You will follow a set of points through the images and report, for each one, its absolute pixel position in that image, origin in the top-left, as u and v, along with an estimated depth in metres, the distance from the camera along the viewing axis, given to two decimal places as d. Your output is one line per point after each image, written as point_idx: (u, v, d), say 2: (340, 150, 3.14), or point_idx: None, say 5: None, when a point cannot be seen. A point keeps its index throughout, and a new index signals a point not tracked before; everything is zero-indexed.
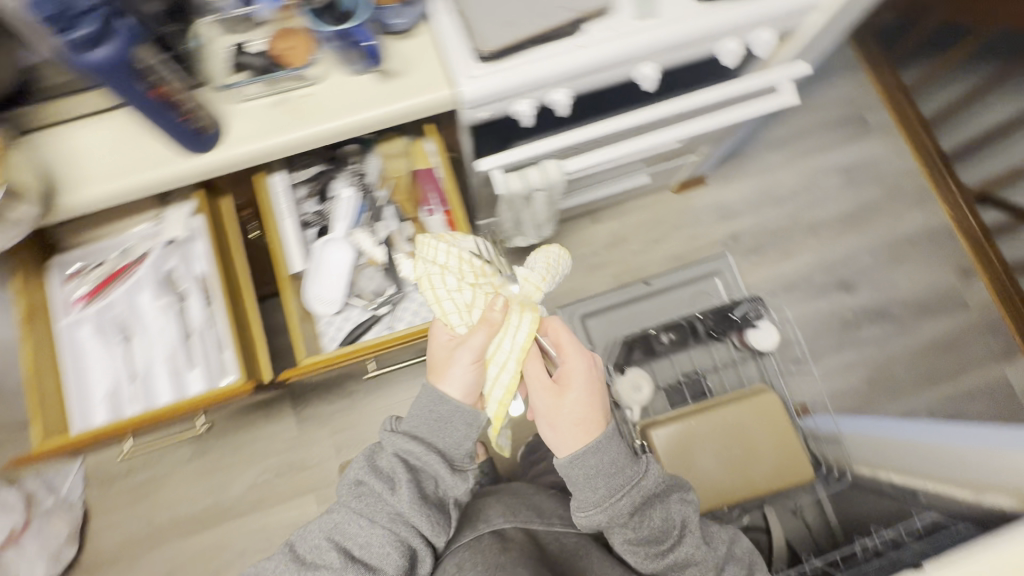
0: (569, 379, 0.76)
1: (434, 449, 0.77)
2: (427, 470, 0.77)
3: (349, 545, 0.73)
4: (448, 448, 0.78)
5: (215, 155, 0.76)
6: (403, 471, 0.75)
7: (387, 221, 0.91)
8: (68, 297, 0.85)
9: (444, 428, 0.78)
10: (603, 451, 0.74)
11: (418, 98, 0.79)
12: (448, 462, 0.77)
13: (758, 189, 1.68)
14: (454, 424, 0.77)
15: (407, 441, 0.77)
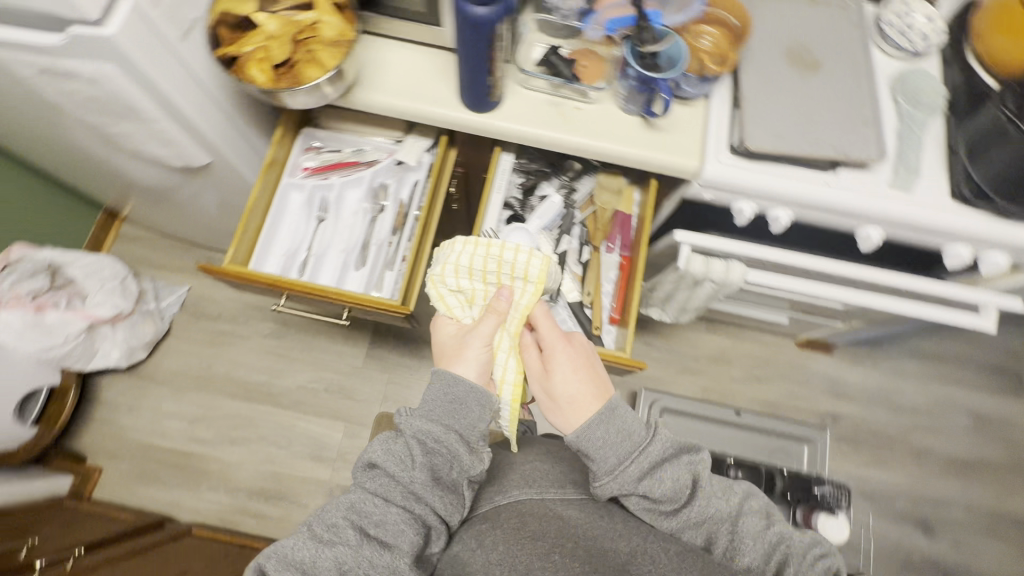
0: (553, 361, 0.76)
1: (449, 426, 0.69)
2: (449, 443, 0.68)
3: (366, 524, 0.63)
4: (465, 428, 0.70)
5: (484, 118, 0.85)
6: (421, 452, 0.67)
7: (571, 238, 0.96)
8: (301, 164, 0.97)
9: (460, 405, 0.70)
10: (606, 421, 0.70)
11: (668, 155, 0.85)
12: (465, 444, 0.69)
13: (881, 385, 1.60)
14: (467, 403, 0.70)
15: (427, 421, 0.69)
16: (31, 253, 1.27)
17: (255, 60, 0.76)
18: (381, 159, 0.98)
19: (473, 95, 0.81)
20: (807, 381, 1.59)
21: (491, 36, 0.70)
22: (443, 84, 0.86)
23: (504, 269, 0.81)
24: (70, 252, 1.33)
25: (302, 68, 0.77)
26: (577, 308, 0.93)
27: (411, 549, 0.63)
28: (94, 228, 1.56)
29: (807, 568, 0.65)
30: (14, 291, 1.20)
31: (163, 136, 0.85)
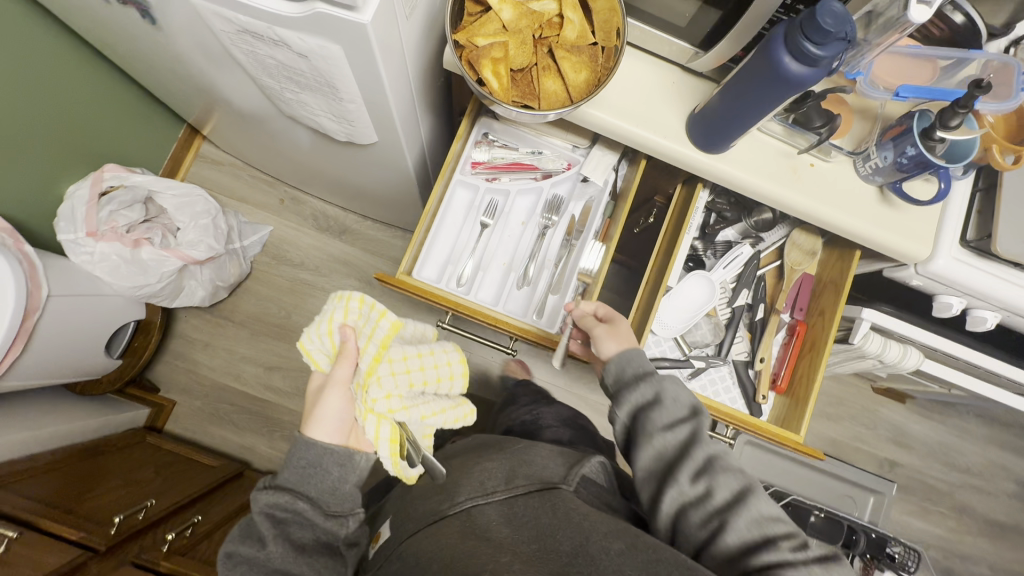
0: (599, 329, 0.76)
1: (307, 498, 0.63)
2: (304, 515, 0.63)
3: None
4: (322, 496, 0.64)
5: (711, 159, 0.75)
6: (278, 528, 0.62)
7: (748, 292, 0.89)
8: (473, 159, 0.86)
9: (314, 475, 0.63)
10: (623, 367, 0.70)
11: (899, 238, 0.77)
12: (317, 511, 0.63)
13: (940, 440, 1.63)
14: (324, 466, 0.63)
15: (278, 493, 0.62)
16: (123, 176, 1.16)
17: (489, 58, 0.64)
18: (559, 169, 0.88)
19: (716, 137, 0.71)
20: (874, 427, 1.60)
21: (791, 95, 0.59)
22: (668, 109, 0.76)
23: (366, 332, 0.66)
24: (162, 179, 1.20)
25: (539, 78, 0.66)
26: (743, 368, 0.89)
27: None
28: (177, 146, 1.43)
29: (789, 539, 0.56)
30: (112, 222, 1.12)
31: (347, 114, 0.73)
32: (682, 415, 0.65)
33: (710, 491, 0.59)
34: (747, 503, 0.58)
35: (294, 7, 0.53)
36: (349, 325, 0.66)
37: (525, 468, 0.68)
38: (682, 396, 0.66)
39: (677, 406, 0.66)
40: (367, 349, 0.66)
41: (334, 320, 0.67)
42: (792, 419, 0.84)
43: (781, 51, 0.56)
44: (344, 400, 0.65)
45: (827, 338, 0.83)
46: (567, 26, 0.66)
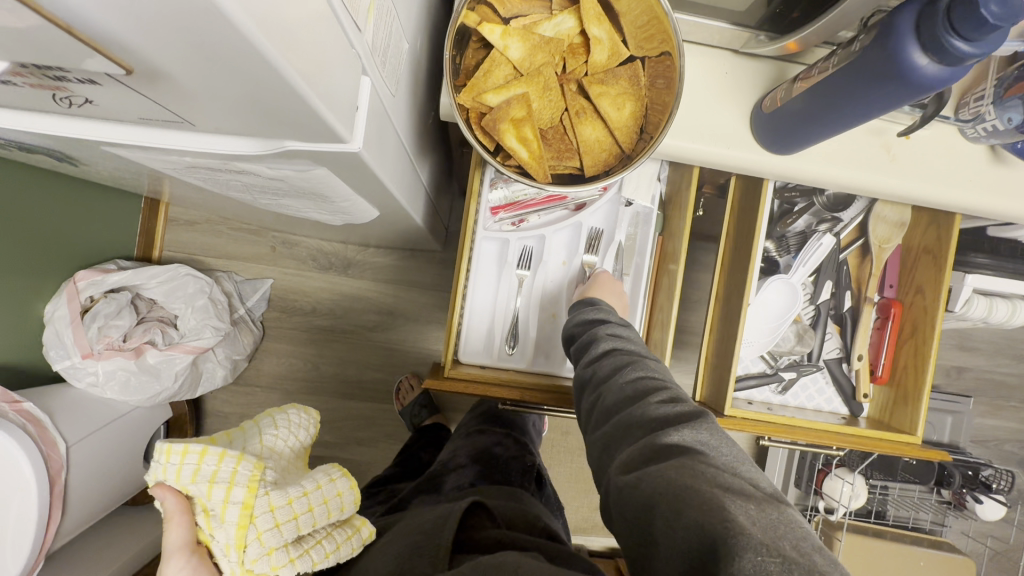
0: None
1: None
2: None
3: None
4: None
5: (787, 160, 0.61)
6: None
7: (831, 283, 0.78)
8: (491, 205, 0.73)
9: None
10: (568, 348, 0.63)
11: (1021, 203, 0.64)
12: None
13: (1008, 336, 1.55)
14: None
15: None
16: (98, 281, 1.03)
17: (509, 120, 0.49)
18: (594, 198, 0.72)
19: (788, 143, 0.57)
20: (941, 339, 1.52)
21: (913, 100, 0.45)
22: (725, 108, 0.61)
23: (218, 481, 0.48)
24: (140, 270, 1.08)
25: (574, 127, 0.51)
26: (836, 367, 0.80)
27: None
28: (143, 217, 1.26)
29: (719, 440, 0.44)
30: (105, 338, 1.01)
31: (342, 209, 0.59)
32: (597, 325, 0.62)
33: (603, 372, 0.55)
34: (633, 369, 0.54)
35: (258, 145, 0.38)
36: (190, 483, 0.48)
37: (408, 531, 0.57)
38: (597, 312, 0.64)
39: (594, 317, 0.63)
40: (224, 501, 0.48)
41: (170, 478, 0.49)
42: (904, 414, 0.76)
43: (914, 48, 0.41)
44: (200, 567, 0.50)
45: (932, 325, 0.73)
46: (594, 47, 0.50)
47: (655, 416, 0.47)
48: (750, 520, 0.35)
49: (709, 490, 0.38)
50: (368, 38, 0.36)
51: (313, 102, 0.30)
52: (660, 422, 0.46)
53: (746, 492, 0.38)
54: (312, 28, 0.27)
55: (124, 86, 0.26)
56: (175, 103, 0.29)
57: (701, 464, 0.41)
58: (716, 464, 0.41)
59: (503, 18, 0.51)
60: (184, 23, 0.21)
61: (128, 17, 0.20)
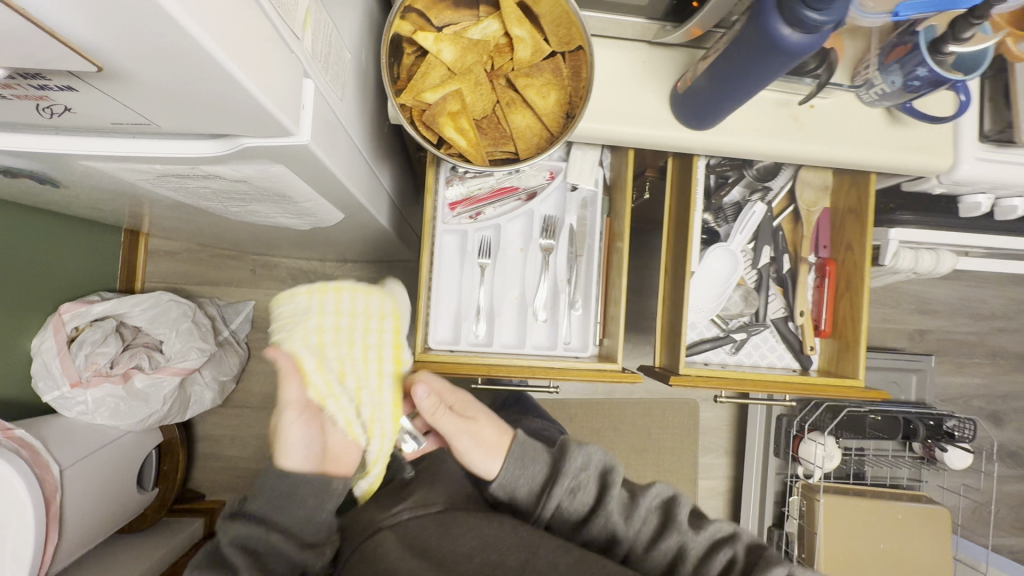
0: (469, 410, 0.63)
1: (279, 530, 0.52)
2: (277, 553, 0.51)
3: None
4: (302, 525, 0.53)
5: (706, 134, 0.68)
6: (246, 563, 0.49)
7: (769, 247, 0.85)
8: (449, 201, 0.78)
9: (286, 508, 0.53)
10: (521, 459, 0.59)
11: (918, 157, 0.71)
12: (294, 544, 0.52)
13: (963, 296, 1.62)
14: (299, 498, 0.53)
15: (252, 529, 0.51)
16: (83, 311, 1.06)
17: (446, 114, 0.55)
18: (544, 183, 0.80)
19: (701, 117, 0.64)
20: (900, 304, 1.59)
21: (791, 66, 0.52)
22: (646, 93, 0.68)
23: (349, 319, 0.60)
24: (123, 299, 1.11)
25: (506, 117, 0.58)
26: (783, 325, 0.86)
27: None
28: (124, 250, 1.30)
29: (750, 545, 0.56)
30: (93, 365, 1.05)
31: (307, 210, 0.65)
32: (539, 470, 0.59)
33: (571, 513, 0.58)
34: (603, 499, 0.57)
35: (218, 144, 0.44)
36: (321, 345, 0.58)
37: (415, 529, 0.53)
38: (527, 455, 0.60)
39: (526, 473, 0.59)
40: (360, 328, 0.61)
41: (307, 319, 0.58)
42: (847, 361, 0.82)
43: (778, 22, 0.48)
44: (310, 423, 0.55)
45: (861, 277, 0.80)
46: (518, 46, 0.57)
47: (646, 529, 0.57)
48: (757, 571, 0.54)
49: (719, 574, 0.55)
50: (307, 44, 0.42)
51: (258, 99, 0.35)
52: (651, 531, 0.57)
53: (732, 548, 0.56)
54: (250, 34, 0.33)
55: (95, 88, 0.31)
56: (139, 104, 0.34)
57: (701, 555, 0.56)
58: (714, 545, 0.56)
59: (436, 27, 0.58)
60: (144, 33, 0.27)
61: (96, 29, 0.26)
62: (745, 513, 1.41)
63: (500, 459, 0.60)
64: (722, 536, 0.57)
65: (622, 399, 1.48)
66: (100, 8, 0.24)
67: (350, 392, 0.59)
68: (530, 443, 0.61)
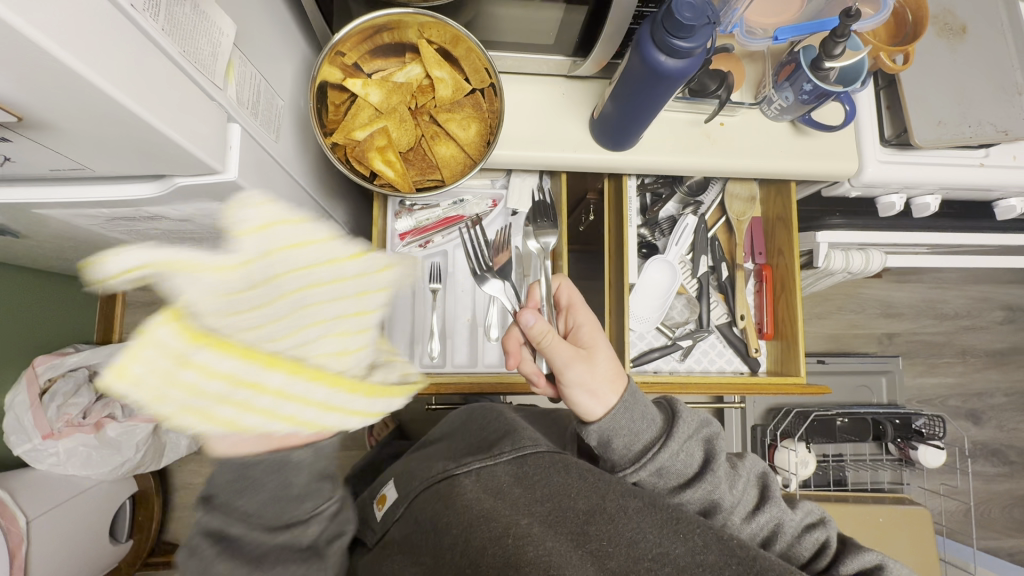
0: (591, 342, 0.63)
1: (242, 519, 0.43)
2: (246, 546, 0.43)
3: None
4: (264, 506, 0.44)
5: (628, 153, 0.74)
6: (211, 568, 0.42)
7: (707, 257, 0.89)
8: (398, 231, 0.83)
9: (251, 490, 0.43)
10: (631, 407, 0.58)
11: (825, 163, 0.77)
12: (259, 528, 0.43)
13: (926, 298, 1.66)
14: (257, 477, 0.43)
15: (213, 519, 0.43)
16: (56, 363, 1.09)
17: (375, 149, 0.61)
18: (486, 210, 0.86)
19: (618, 138, 0.70)
20: (866, 309, 1.63)
21: (679, 86, 0.58)
22: (568, 120, 0.74)
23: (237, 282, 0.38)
24: (97, 349, 1.15)
25: (432, 148, 0.64)
26: (727, 330, 0.89)
27: None
28: (102, 303, 1.34)
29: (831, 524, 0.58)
30: (65, 415, 1.05)
31: None
32: (646, 429, 0.58)
33: (674, 474, 0.57)
34: (711, 461, 0.57)
35: (153, 186, 0.48)
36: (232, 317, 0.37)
37: (487, 479, 0.56)
38: (637, 406, 0.59)
39: (633, 425, 0.58)
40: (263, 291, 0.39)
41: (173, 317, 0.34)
42: (789, 361, 0.85)
43: (655, 50, 0.54)
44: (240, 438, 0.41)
45: (793, 279, 0.84)
46: (440, 85, 0.63)
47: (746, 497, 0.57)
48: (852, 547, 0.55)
49: (810, 553, 0.55)
50: (231, 93, 0.48)
51: (176, 139, 0.40)
52: (751, 500, 0.57)
53: (824, 530, 0.56)
54: (167, 85, 0.38)
55: (25, 137, 0.36)
56: (69, 150, 0.39)
57: (794, 528, 0.56)
58: (809, 525, 0.57)
59: (367, 73, 0.64)
60: (60, 91, 0.31)
61: (13, 87, 0.30)
62: None
63: (607, 402, 0.59)
64: (812, 519, 0.58)
65: None
66: (12, 70, 0.29)
67: (272, 378, 0.36)
68: (639, 394, 0.60)
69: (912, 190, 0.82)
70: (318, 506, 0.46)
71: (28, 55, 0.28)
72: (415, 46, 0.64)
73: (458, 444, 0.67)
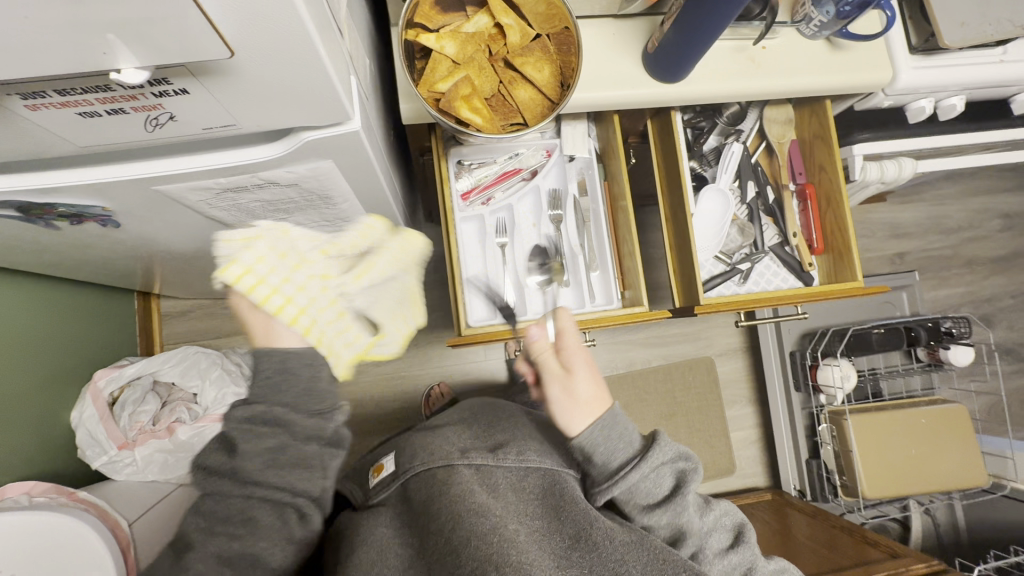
0: (571, 363, 0.57)
1: (281, 405, 0.51)
2: (285, 426, 0.51)
3: (236, 510, 0.49)
4: (299, 399, 0.52)
5: (680, 85, 0.77)
6: (278, 468, 0.51)
7: (753, 183, 0.93)
8: (461, 192, 0.85)
9: (291, 379, 0.52)
10: (608, 427, 0.58)
11: (863, 74, 0.81)
12: (296, 415, 0.52)
13: (929, 215, 1.74)
14: (294, 369, 0.52)
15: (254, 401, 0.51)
16: (117, 375, 1.10)
17: (460, 98, 0.63)
18: (542, 161, 0.88)
19: (674, 68, 0.73)
20: (876, 233, 1.70)
21: (742, 5, 0.62)
22: (619, 59, 0.76)
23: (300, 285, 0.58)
24: (153, 357, 1.15)
25: (511, 94, 0.66)
26: (780, 249, 0.94)
27: (268, 537, 0.50)
28: (139, 317, 1.33)
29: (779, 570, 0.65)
30: (137, 423, 1.06)
31: (342, 213, 0.71)
32: (621, 448, 0.59)
33: (644, 495, 0.59)
34: (680, 490, 0.59)
35: (280, 145, 0.50)
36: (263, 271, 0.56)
37: (487, 475, 0.62)
38: (616, 427, 0.59)
39: (609, 444, 0.58)
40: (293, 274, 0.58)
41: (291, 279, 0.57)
42: (843, 269, 0.90)
43: None
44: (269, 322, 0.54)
45: (838, 191, 0.89)
46: (509, 32, 0.65)
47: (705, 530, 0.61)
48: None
49: None
50: (348, 45, 0.49)
51: (334, 82, 0.41)
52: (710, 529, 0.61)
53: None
54: (327, 31, 0.40)
55: (203, 87, 0.37)
56: (234, 101, 0.40)
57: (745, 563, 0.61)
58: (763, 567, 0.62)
59: (435, 29, 0.66)
60: (275, 26, 0.33)
61: (232, 18, 0.32)
62: (782, 454, 1.46)
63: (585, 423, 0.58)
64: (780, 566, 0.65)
65: (643, 368, 1.53)
66: None
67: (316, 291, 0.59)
68: (620, 415, 0.59)
69: (941, 93, 0.86)
70: (334, 406, 0.54)
71: None
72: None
73: (463, 428, 0.72)
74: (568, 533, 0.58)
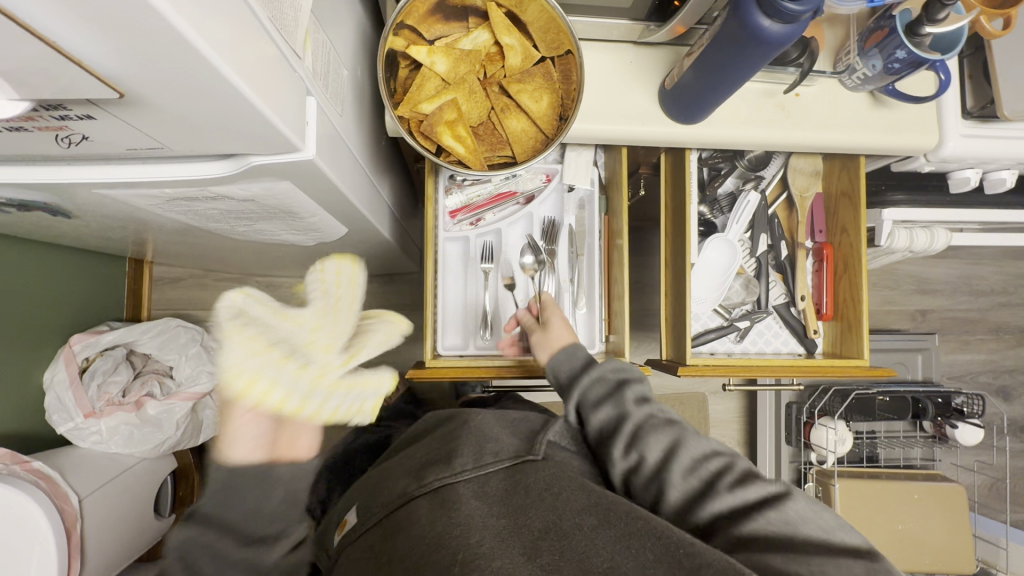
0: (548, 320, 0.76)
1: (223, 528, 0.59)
2: (223, 550, 0.57)
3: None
4: (246, 519, 0.60)
5: (697, 127, 0.70)
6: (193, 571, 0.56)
7: (766, 235, 0.86)
8: (449, 209, 0.80)
9: (244, 496, 0.61)
10: (568, 355, 0.69)
11: (906, 136, 0.73)
12: (236, 543, 0.58)
13: (961, 274, 1.63)
14: (241, 488, 0.61)
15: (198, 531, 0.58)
16: (93, 342, 1.08)
17: (444, 122, 0.57)
18: (540, 186, 0.82)
19: (689, 111, 0.66)
20: (900, 287, 1.60)
21: (774, 55, 0.54)
22: (634, 91, 0.70)
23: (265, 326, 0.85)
24: (132, 327, 1.13)
25: (502, 123, 0.61)
26: (785, 310, 0.87)
27: None
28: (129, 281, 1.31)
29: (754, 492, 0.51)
30: (105, 395, 1.06)
31: (312, 225, 0.66)
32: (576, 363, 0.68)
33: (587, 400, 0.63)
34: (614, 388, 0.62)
35: (223, 164, 0.45)
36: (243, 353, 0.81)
37: (450, 499, 0.50)
38: (573, 354, 0.69)
39: (568, 357, 0.68)
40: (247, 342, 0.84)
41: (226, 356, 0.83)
42: (850, 343, 0.83)
43: (759, 15, 0.50)
44: (256, 419, 0.70)
45: (858, 257, 0.81)
46: (509, 53, 0.59)
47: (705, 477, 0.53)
48: (813, 561, 0.45)
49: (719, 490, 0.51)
50: (307, 63, 0.44)
51: (267, 116, 0.36)
52: (690, 455, 0.54)
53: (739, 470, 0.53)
54: (263, 59, 0.35)
55: (111, 114, 0.33)
56: (151, 127, 0.35)
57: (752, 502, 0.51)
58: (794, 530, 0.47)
59: (429, 40, 0.60)
60: (172, 61, 0.28)
61: (117, 57, 0.27)
62: None
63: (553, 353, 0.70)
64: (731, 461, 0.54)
65: None
66: (114, 35, 0.25)
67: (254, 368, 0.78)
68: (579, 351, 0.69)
69: (991, 166, 0.78)
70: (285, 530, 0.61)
71: (136, 15, 0.24)
72: (480, 11, 0.60)
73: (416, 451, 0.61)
74: (535, 527, 0.46)
